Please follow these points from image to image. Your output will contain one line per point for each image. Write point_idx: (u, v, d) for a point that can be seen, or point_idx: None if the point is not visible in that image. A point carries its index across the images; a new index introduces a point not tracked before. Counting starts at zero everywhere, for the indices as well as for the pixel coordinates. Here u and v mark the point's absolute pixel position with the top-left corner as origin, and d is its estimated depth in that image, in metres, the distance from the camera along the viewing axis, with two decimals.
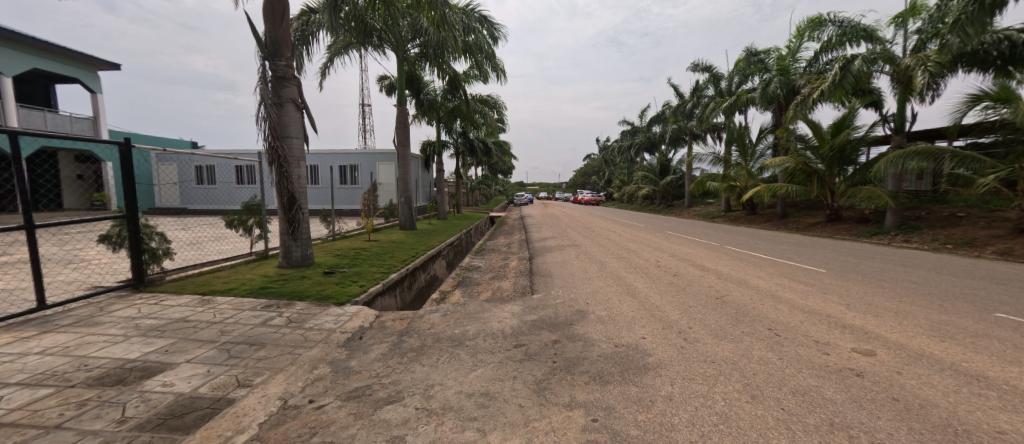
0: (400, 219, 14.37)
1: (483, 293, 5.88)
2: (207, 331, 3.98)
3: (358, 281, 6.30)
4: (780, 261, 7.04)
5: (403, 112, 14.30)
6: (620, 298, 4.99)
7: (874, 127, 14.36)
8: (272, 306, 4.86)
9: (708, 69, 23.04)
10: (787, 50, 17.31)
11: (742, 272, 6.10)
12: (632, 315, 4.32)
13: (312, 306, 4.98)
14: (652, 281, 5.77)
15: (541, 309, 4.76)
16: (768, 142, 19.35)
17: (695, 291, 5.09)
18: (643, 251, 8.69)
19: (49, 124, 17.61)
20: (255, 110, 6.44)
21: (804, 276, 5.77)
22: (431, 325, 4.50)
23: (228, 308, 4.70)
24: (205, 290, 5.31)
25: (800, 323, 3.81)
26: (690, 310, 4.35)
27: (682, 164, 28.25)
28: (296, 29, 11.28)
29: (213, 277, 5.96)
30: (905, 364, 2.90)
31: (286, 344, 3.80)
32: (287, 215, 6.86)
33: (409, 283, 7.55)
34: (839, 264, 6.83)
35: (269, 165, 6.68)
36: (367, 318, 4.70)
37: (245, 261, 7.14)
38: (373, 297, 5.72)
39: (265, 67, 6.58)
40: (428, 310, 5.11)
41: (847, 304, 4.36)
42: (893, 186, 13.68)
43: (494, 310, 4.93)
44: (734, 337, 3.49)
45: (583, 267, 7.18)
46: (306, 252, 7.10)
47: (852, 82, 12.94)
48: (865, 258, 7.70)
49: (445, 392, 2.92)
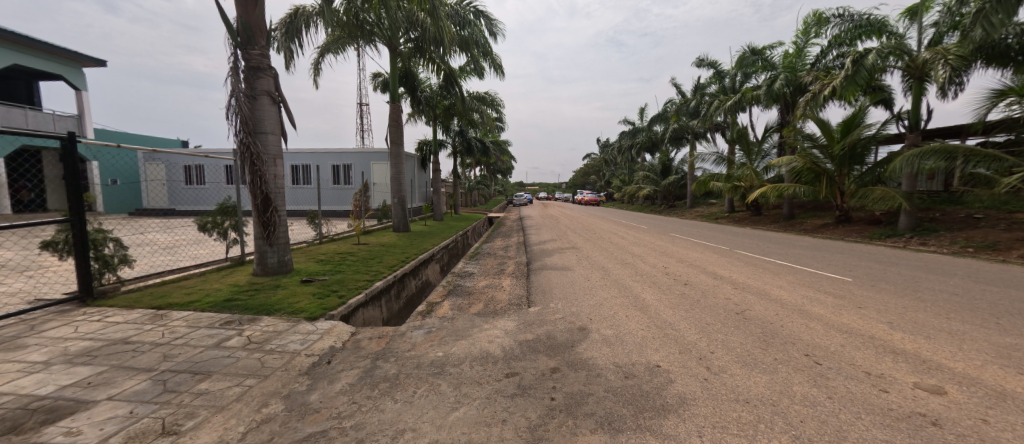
0: (393, 221, 13.77)
1: (474, 305, 5.29)
2: (146, 356, 3.40)
3: (337, 290, 5.72)
4: (798, 268, 6.45)
5: (397, 109, 13.73)
6: (627, 312, 4.44)
7: (886, 125, 13.85)
8: (233, 323, 4.29)
9: (712, 66, 22.53)
10: (793, 47, 16.77)
11: (760, 281, 5.53)
12: (642, 334, 3.77)
13: (280, 322, 4.41)
14: (662, 292, 5.20)
15: (538, 326, 4.18)
16: (774, 141, 18.74)
17: (711, 305, 4.53)
18: (648, 255, 8.13)
19: (32, 122, 17.00)
20: (226, 104, 5.90)
21: (831, 286, 5.21)
22: (413, 345, 3.94)
23: (181, 325, 4.13)
24: (162, 304, 4.74)
25: (840, 347, 3.24)
26: (708, 328, 3.79)
27: (684, 163, 27.69)
28: (284, 20, 10.66)
29: (176, 287, 5.39)
30: (989, 407, 2.33)
31: (237, 373, 3.22)
32: (261, 218, 6.27)
33: (398, 291, 6.99)
34: (863, 271, 6.28)
35: (242, 163, 6.10)
36: (340, 337, 4.13)
37: (217, 268, 6.56)
38: (352, 310, 5.14)
39: (237, 56, 6.02)
40: (410, 326, 4.53)
41: (890, 322, 3.78)
42: (908, 186, 13.05)
43: (484, 327, 4.35)
44: (768, 367, 2.92)
45: (584, 274, 6.60)
46: (284, 257, 6.54)
47: (866, 77, 12.36)
48: (887, 263, 7.17)
49: (417, 442, 2.33)
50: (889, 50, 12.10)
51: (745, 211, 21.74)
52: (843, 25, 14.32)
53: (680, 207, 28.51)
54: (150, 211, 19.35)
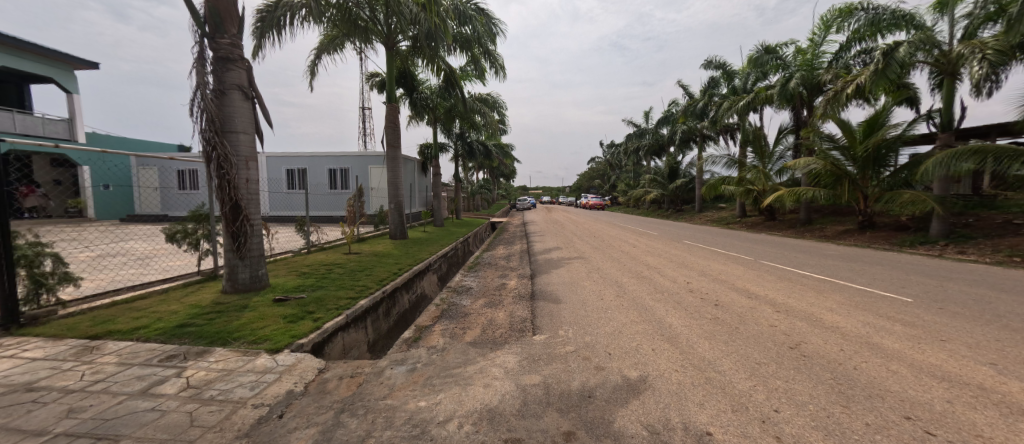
0: (390, 227, 13.02)
1: (469, 332, 4.49)
2: (45, 411, 2.66)
3: (314, 312, 4.96)
4: (841, 284, 5.63)
5: (393, 110, 13.03)
6: (654, 345, 3.63)
7: (914, 124, 12.98)
8: (175, 358, 3.54)
9: (721, 66, 21.77)
10: (809, 44, 15.97)
11: (806, 303, 4.71)
12: (678, 377, 2.97)
13: (234, 355, 3.67)
14: (691, 317, 4.39)
15: (545, 364, 3.40)
16: (788, 143, 17.83)
17: (755, 335, 3.74)
18: (666, 268, 7.32)
19: (22, 125, 16.50)
20: (189, 100, 5.22)
21: (892, 310, 4.40)
22: (391, 390, 3.16)
23: (110, 362, 3.39)
24: (100, 332, 4.02)
25: (949, 406, 2.44)
26: (759, 370, 3.01)
27: (692, 167, 26.88)
28: (263, 11, 9.94)
29: (126, 310, 4.66)
30: None
31: (154, 438, 2.46)
32: (230, 228, 5.56)
33: (387, 309, 6.24)
34: (919, 287, 5.44)
35: (207, 165, 5.38)
36: (303, 377, 3.36)
37: (182, 285, 5.84)
38: (328, 337, 4.40)
39: (203, 45, 5.34)
40: (391, 360, 3.77)
41: (997, 364, 2.98)
42: (940, 189, 12.18)
43: (482, 363, 3.58)
44: (864, 440, 2.13)
45: (597, 291, 5.82)
46: (257, 272, 5.84)
47: (897, 72, 11.51)
48: (938, 276, 6.33)
49: None
50: (921, 43, 11.24)
51: (758, 215, 20.88)
52: (865, 19, 13.45)
53: (688, 211, 27.61)
54: (141, 217, 18.79)
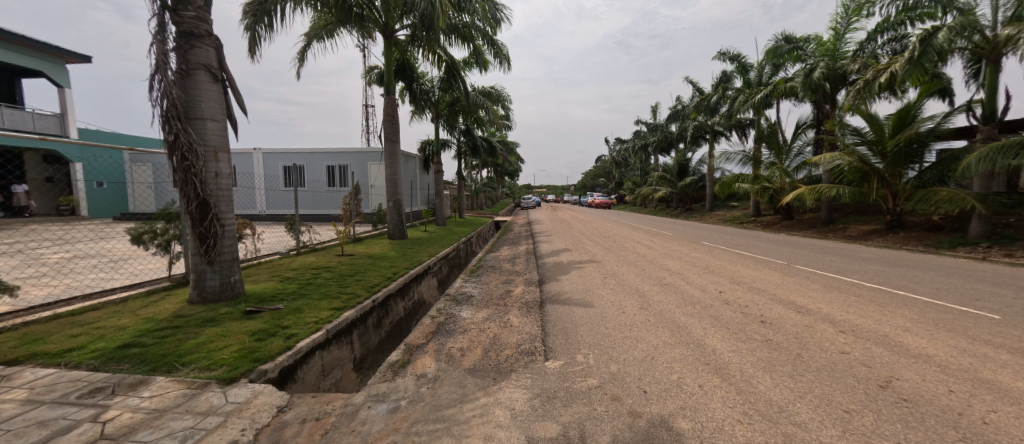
0: (388, 227, 12.36)
1: (468, 355, 3.74)
2: None
3: (289, 327, 4.24)
4: (904, 296, 4.81)
5: (392, 103, 12.30)
6: (700, 379, 2.88)
7: (951, 117, 12.06)
8: (101, 393, 2.84)
9: (736, 58, 20.91)
10: (833, 33, 15.01)
11: (876, 321, 3.90)
12: (746, 434, 2.20)
13: (177, 387, 2.97)
14: (737, 338, 3.62)
15: (563, 406, 2.65)
16: (807, 138, 16.92)
17: (827, 367, 2.96)
18: (690, 274, 6.54)
19: (11, 120, 15.94)
20: (147, 80, 4.50)
21: (988, 332, 3.58)
22: (364, 441, 2.42)
23: (12, 401, 2.68)
24: (24, 354, 3.33)
25: None
26: (853, 424, 2.25)
27: (703, 164, 25.94)
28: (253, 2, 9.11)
29: (66, 325, 3.97)
30: None
31: None
32: (196, 229, 4.85)
33: (378, 320, 5.51)
34: (997, 300, 4.64)
35: (170, 157, 4.68)
36: (255, 420, 2.63)
37: (146, 293, 5.18)
38: (300, 360, 3.67)
39: (163, 18, 4.63)
40: (369, 396, 3.03)
41: None
42: (980, 186, 11.24)
43: (480, 401, 2.83)
44: None
45: (617, 303, 5.06)
46: (229, 279, 5.16)
47: (934, 60, 10.62)
48: (1008, 286, 5.51)
49: None
50: (964, 26, 10.29)
51: (773, 214, 20.01)
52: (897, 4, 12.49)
53: (698, 210, 26.78)
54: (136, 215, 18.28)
